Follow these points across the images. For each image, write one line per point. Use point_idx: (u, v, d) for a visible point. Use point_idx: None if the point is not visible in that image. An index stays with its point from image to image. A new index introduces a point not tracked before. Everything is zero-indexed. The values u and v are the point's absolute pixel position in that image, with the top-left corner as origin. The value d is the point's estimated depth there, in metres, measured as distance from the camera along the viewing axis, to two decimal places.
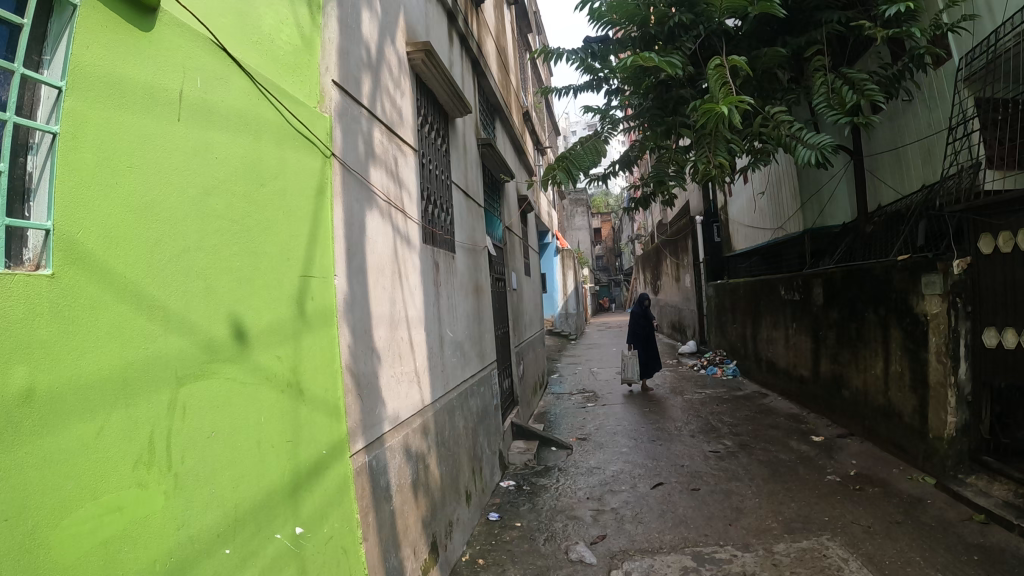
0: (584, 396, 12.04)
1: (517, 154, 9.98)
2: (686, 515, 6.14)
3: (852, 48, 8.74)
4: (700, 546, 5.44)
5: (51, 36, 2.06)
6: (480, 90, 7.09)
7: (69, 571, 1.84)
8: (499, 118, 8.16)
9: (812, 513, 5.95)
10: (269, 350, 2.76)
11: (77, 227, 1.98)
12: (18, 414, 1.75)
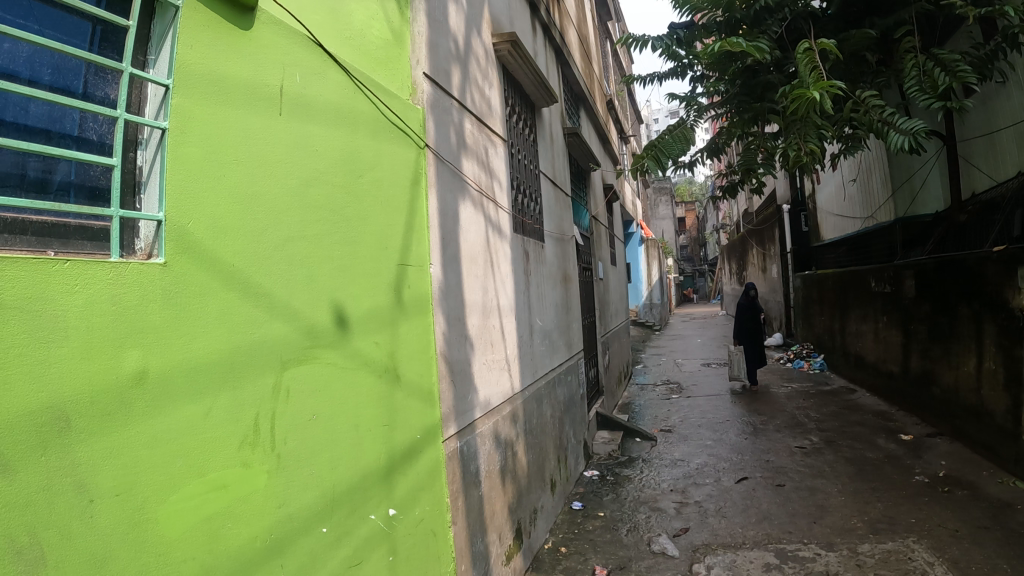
0: (668, 388, 11.86)
1: (602, 143, 9.90)
2: (769, 511, 6.01)
3: (943, 28, 8.29)
4: (783, 543, 5.32)
5: (155, 37, 2.22)
6: (564, 79, 7.07)
7: (174, 545, 1.95)
8: (584, 107, 8.11)
9: (898, 515, 5.72)
10: (369, 336, 2.84)
11: (187, 218, 2.09)
12: (131, 395, 1.88)
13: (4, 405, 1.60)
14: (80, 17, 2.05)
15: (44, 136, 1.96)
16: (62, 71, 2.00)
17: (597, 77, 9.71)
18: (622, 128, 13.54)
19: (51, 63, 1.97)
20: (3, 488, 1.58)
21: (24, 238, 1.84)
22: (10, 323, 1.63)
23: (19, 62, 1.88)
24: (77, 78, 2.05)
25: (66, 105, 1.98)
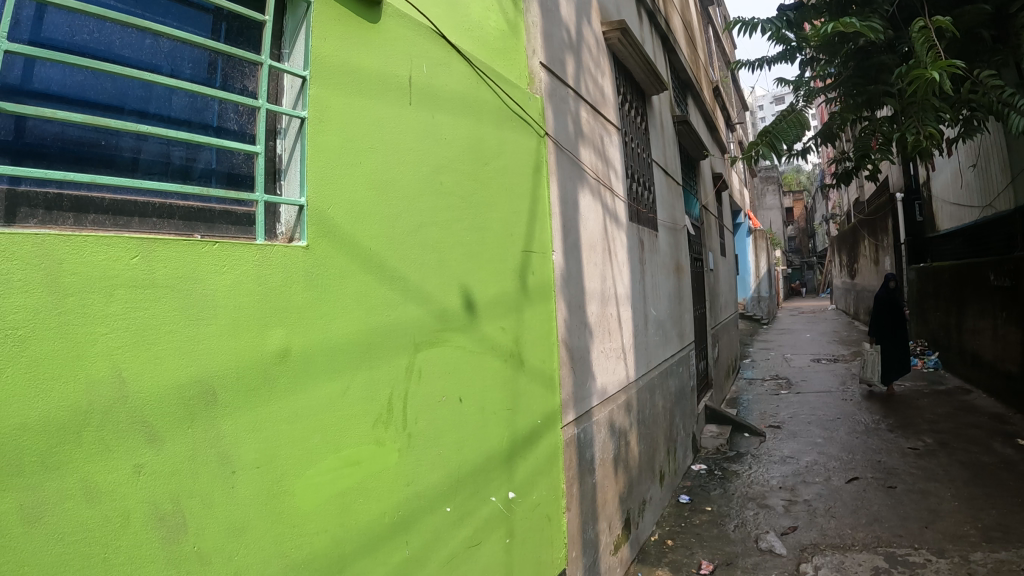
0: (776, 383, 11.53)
1: (710, 131, 9.69)
2: (879, 513, 5.75)
3: None
4: (893, 547, 5.08)
5: (287, 32, 2.35)
6: (671, 66, 6.94)
7: (309, 517, 2.05)
8: (692, 95, 7.96)
9: (1015, 523, 5.35)
10: (495, 321, 2.89)
11: (327, 203, 2.18)
12: (276, 370, 1.99)
13: (157, 378, 1.72)
14: (215, 17, 2.21)
15: (187, 126, 2.13)
16: (201, 65, 2.17)
17: (703, 64, 9.51)
18: (730, 116, 13.24)
19: (190, 57, 2.14)
20: (151, 457, 1.70)
21: (171, 222, 2.01)
22: (162, 301, 1.75)
23: (160, 57, 2.07)
24: (214, 70, 2.21)
25: (207, 97, 2.14)
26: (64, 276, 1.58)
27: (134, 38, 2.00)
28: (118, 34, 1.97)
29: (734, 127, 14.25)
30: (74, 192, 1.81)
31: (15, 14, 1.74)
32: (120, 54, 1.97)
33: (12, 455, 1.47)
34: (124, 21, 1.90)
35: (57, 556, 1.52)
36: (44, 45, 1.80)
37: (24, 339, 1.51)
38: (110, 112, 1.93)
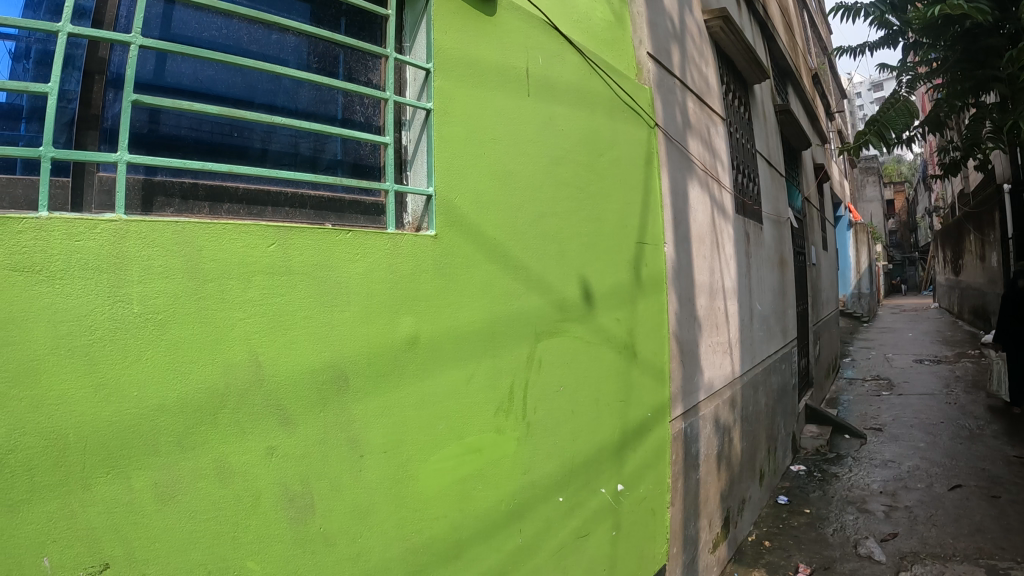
0: (877, 384, 11.08)
1: (810, 121, 9.38)
2: (982, 524, 5.44)
3: None
4: (997, 560, 4.80)
5: (408, 25, 2.38)
6: (772, 55, 6.76)
7: (431, 501, 2.09)
8: (791, 84, 7.74)
9: None
10: (611, 312, 2.87)
11: (454, 192, 2.21)
12: (405, 357, 2.04)
13: (294, 362, 1.79)
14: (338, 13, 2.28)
15: (314, 119, 2.20)
16: (326, 59, 2.26)
17: (802, 50, 9.21)
18: (829, 105, 12.78)
19: (316, 52, 2.24)
20: (284, 440, 1.76)
21: (303, 211, 2.08)
22: (298, 288, 1.82)
23: (287, 52, 2.16)
24: (337, 64, 2.29)
25: (332, 89, 2.20)
26: (204, 263, 1.67)
27: (261, 34, 2.10)
28: (246, 29, 2.07)
29: (833, 117, 13.76)
30: (208, 182, 1.89)
31: (147, 13, 1.88)
32: (247, 48, 2.08)
33: (150, 434, 1.58)
34: (254, 16, 1.93)
35: (189, 532, 1.61)
36: (173, 40, 1.94)
37: (163, 323, 1.61)
38: (238, 105, 2.01)
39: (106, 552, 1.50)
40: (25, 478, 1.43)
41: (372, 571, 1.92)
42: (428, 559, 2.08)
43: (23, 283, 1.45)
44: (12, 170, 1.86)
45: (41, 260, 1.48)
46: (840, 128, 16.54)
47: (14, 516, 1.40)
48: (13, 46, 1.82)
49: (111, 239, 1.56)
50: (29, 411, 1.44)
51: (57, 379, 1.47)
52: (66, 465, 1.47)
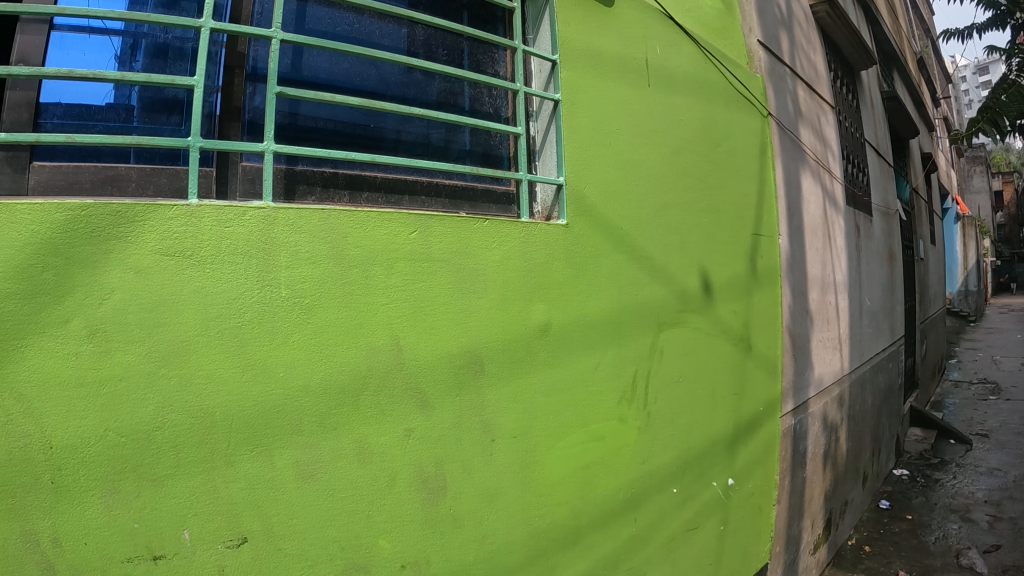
0: (985, 387, 10.53)
1: (916, 107, 8.97)
2: None
3: None
4: None
5: (531, 18, 2.42)
6: (878, 39, 6.50)
7: (557, 486, 2.21)
8: (897, 69, 7.43)
9: None
10: (729, 304, 2.86)
11: (584, 182, 2.28)
12: (538, 344, 2.12)
13: (434, 346, 1.91)
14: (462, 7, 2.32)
15: (445, 110, 2.28)
16: (453, 51, 2.32)
17: (907, 32, 8.79)
18: (934, 89, 12.10)
19: (444, 44, 2.31)
20: (420, 423, 1.88)
21: (438, 200, 2.15)
22: (438, 274, 1.93)
23: (417, 44, 2.25)
24: (462, 55, 2.35)
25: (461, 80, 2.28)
26: (349, 249, 1.78)
27: (392, 29, 2.19)
28: (377, 24, 2.17)
29: (941, 103, 13.08)
30: (348, 171, 1.95)
31: (283, 9, 1.95)
32: (380, 42, 2.18)
33: (294, 415, 1.70)
34: (392, 11, 1.94)
35: (327, 509, 1.73)
36: (308, 35, 2.01)
37: (310, 306, 1.73)
38: (372, 96, 2.08)
39: (245, 527, 1.63)
40: (173, 455, 1.57)
41: (496, 552, 2.05)
42: (549, 543, 2.20)
43: (174, 267, 1.60)
44: (126, 159, 1.94)
45: (192, 245, 1.62)
46: (948, 115, 15.72)
47: (159, 490, 1.55)
48: (121, 41, 1.99)
49: (260, 225, 1.68)
50: (178, 390, 1.58)
51: (204, 360, 1.61)
52: (210, 443, 1.60)
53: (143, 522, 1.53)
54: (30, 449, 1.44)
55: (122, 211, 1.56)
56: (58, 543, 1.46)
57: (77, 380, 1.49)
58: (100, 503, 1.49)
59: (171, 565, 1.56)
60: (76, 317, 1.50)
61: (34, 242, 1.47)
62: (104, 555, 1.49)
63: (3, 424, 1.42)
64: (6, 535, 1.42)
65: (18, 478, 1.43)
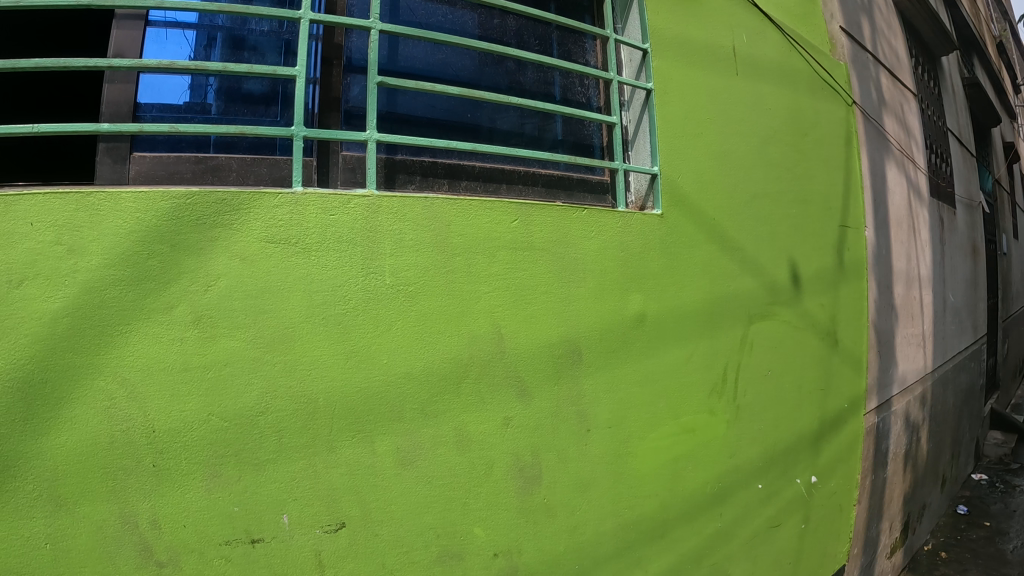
0: None
1: (997, 95, 8.65)
2: None
3: None
4: None
5: (619, 8, 2.50)
6: (959, 25, 6.31)
7: (646, 477, 2.27)
8: (977, 56, 7.20)
9: None
10: (816, 297, 2.86)
11: (677, 172, 2.35)
12: (634, 334, 2.17)
13: (536, 335, 1.98)
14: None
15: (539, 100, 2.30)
16: (545, 40, 2.36)
17: (986, 17, 8.51)
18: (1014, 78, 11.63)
19: (536, 34, 2.36)
20: (520, 412, 1.96)
21: (535, 189, 2.17)
22: (540, 263, 1.99)
23: (509, 34, 2.31)
24: (551, 43, 2.38)
25: (553, 69, 2.30)
26: (452, 238, 1.87)
27: (484, 18, 2.24)
28: (470, 15, 2.21)
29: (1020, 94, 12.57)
30: (447, 161, 2.00)
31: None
32: (473, 32, 2.22)
33: (396, 402, 1.80)
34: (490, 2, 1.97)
35: (425, 496, 1.85)
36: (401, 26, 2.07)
37: (413, 294, 1.82)
38: (468, 86, 2.15)
39: (343, 512, 1.76)
40: (276, 439, 1.70)
41: (586, 542, 2.12)
42: (637, 536, 2.24)
43: (281, 253, 1.71)
44: (206, 148, 1.98)
45: (298, 233, 1.73)
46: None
47: (260, 474, 1.68)
48: (195, 33, 2.05)
49: (364, 213, 1.78)
50: (284, 375, 1.71)
51: (311, 347, 1.73)
52: (313, 429, 1.73)
53: (243, 506, 1.66)
54: (133, 431, 1.58)
55: (228, 199, 1.70)
56: (156, 525, 1.59)
57: (182, 365, 1.63)
58: (201, 486, 1.63)
59: (269, 548, 1.68)
60: (181, 303, 1.64)
61: (140, 230, 1.62)
62: (203, 538, 1.62)
63: (108, 408, 1.56)
64: (108, 516, 1.56)
65: (121, 460, 1.57)
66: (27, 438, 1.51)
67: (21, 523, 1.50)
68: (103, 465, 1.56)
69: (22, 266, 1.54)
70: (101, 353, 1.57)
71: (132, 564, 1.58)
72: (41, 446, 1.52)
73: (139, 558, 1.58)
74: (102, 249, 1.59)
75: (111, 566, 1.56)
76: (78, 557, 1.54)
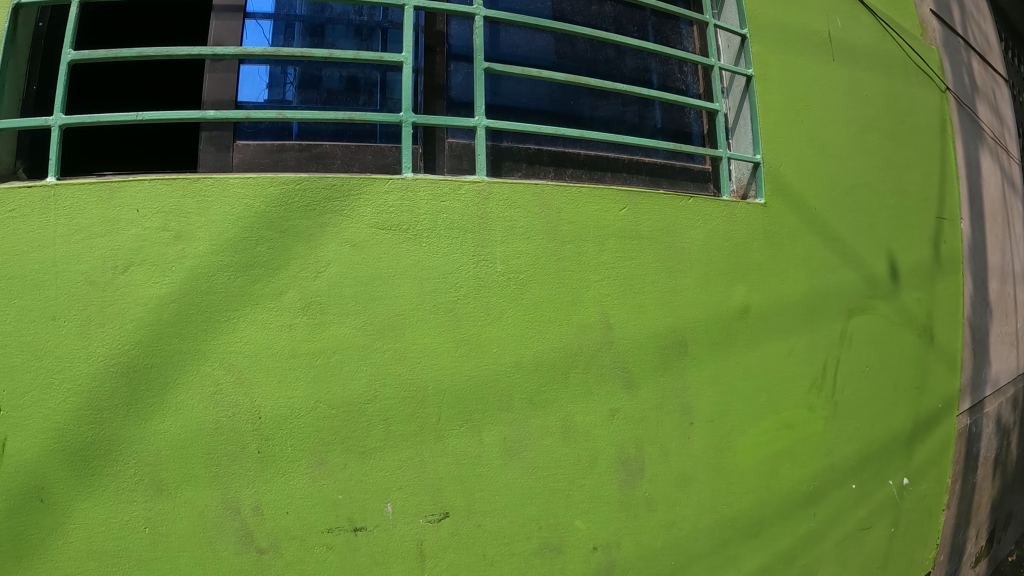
0: None
1: None
2: None
3: None
4: None
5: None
6: None
7: (746, 473, 2.20)
8: None
9: None
10: (914, 292, 2.76)
11: (780, 160, 2.32)
12: (737, 326, 2.14)
13: (642, 325, 1.96)
14: None
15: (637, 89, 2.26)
16: (642, 26, 2.32)
17: None
18: None
19: (633, 21, 2.32)
20: (625, 403, 1.94)
21: (639, 177, 2.14)
22: (649, 251, 1.98)
23: (607, 21, 2.27)
24: (647, 29, 2.34)
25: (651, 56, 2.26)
26: (563, 224, 1.87)
27: (583, 5, 2.21)
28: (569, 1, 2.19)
29: None
30: (552, 148, 2.01)
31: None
32: (572, 18, 2.19)
33: (505, 390, 1.80)
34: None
35: (529, 488, 1.83)
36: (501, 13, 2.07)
37: (525, 281, 1.82)
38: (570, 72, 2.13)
39: (448, 502, 1.75)
40: (384, 427, 1.72)
41: (683, 538, 2.05)
42: (733, 534, 2.18)
43: (393, 240, 1.74)
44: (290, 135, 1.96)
45: (408, 220, 1.75)
46: None
47: (365, 463, 1.71)
48: (271, 23, 2.07)
49: (475, 200, 1.80)
50: (393, 362, 1.73)
51: (422, 334, 1.74)
52: (420, 417, 1.74)
53: (347, 494, 1.69)
54: (238, 418, 1.65)
55: (337, 185, 1.73)
56: (258, 511, 1.64)
57: (290, 351, 1.68)
58: (306, 473, 1.67)
59: (371, 537, 1.71)
60: (291, 290, 1.70)
61: (248, 216, 1.70)
62: (305, 524, 1.66)
63: (214, 394, 1.65)
64: (209, 502, 1.63)
65: (226, 445, 1.64)
66: (130, 423, 1.62)
67: (122, 507, 1.61)
68: (206, 450, 1.63)
69: (129, 252, 1.67)
70: (208, 339, 1.65)
71: (232, 550, 1.63)
72: (144, 432, 1.62)
73: (241, 543, 1.63)
74: (210, 234, 1.69)
75: (211, 551, 1.62)
76: (178, 541, 1.62)
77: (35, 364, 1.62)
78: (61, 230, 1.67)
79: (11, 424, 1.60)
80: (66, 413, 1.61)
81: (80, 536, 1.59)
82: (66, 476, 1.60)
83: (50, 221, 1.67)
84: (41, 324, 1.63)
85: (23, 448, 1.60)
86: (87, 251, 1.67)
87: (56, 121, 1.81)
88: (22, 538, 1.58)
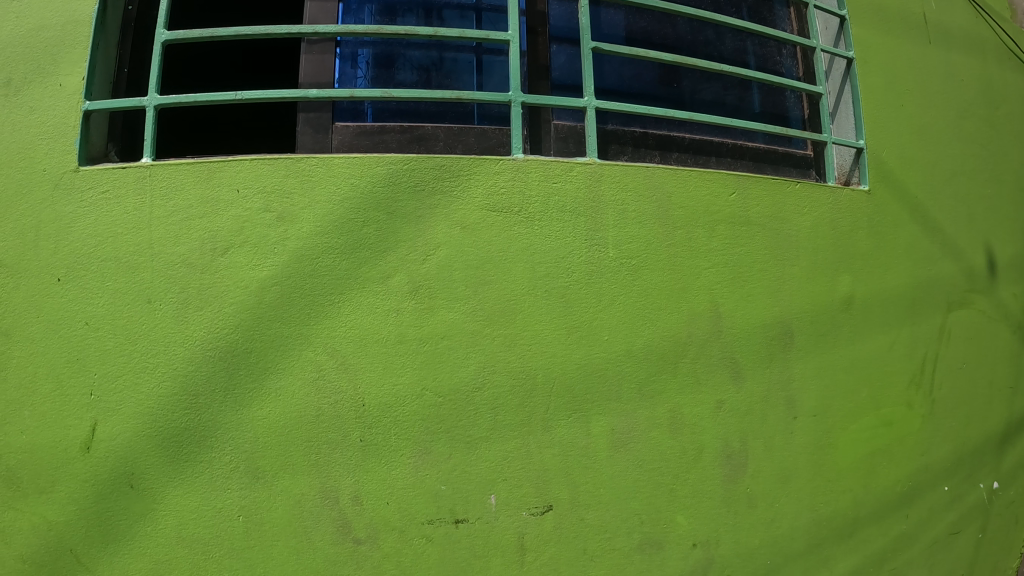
0: None
1: None
2: None
3: None
4: None
5: None
6: None
7: (845, 470, 2.11)
8: None
9: None
10: (1010, 286, 2.66)
11: (882, 146, 2.27)
12: (841, 317, 2.07)
13: (749, 314, 1.90)
14: None
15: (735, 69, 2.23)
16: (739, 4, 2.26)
17: None
18: None
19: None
20: (733, 394, 1.87)
21: (743, 163, 2.10)
22: (757, 238, 1.93)
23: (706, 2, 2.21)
24: (743, 9, 2.28)
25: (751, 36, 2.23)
26: (675, 209, 1.84)
27: None
28: None
29: None
30: (657, 132, 1.99)
31: None
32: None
33: (614, 380, 1.75)
34: None
35: (633, 482, 1.76)
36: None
37: (636, 267, 1.79)
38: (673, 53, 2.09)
39: (552, 495, 1.69)
40: (490, 416, 1.66)
41: (783, 537, 1.95)
42: (830, 534, 2.07)
43: (506, 221, 1.70)
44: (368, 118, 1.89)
45: (519, 202, 1.72)
46: None
47: (471, 453, 1.65)
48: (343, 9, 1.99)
49: (588, 181, 1.77)
50: (503, 349, 1.68)
51: (533, 320, 1.70)
52: (530, 405, 1.69)
53: (450, 484, 1.63)
54: (341, 405, 1.60)
55: (447, 166, 1.69)
56: (357, 501, 1.59)
57: (398, 337, 1.63)
58: (409, 463, 1.62)
59: (472, 529, 1.65)
60: (398, 274, 1.65)
61: (355, 196, 1.65)
62: (408, 515, 1.61)
63: (317, 379, 1.60)
64: (308, 491, 1.58)
65: (327, 434, 1.59)
66: (227, 409, 1.59)
67: (216, 494, 1.57)
68: (307, 438, 1.59)
69: (229, 233, 1.64)
70: (312, 324, 1.61)
71: (328, 541, 1.59)
72: (242, 418, 1.59)
73: (338, 534, 1.59)
74: (314, 216, 1.64)
75: (307, 540, 1.58)
76: (272, 530, 1.57)
77: (129, 347, 1.60)
78: (158, 211, 1.66)
79: (104, 408, 1.58)
80: (161, 398, 1.59)
81: (170, 523, 1.55)
82: (158, 462, 1.57)
83: (146, 203, 1.66)
84: (137, 307, 1.62)
85: (114, 433, 1.57)
86: (186, 232, 1.64)
87: (150, 102, 1.75)
88: (110, 524, 1.56)
